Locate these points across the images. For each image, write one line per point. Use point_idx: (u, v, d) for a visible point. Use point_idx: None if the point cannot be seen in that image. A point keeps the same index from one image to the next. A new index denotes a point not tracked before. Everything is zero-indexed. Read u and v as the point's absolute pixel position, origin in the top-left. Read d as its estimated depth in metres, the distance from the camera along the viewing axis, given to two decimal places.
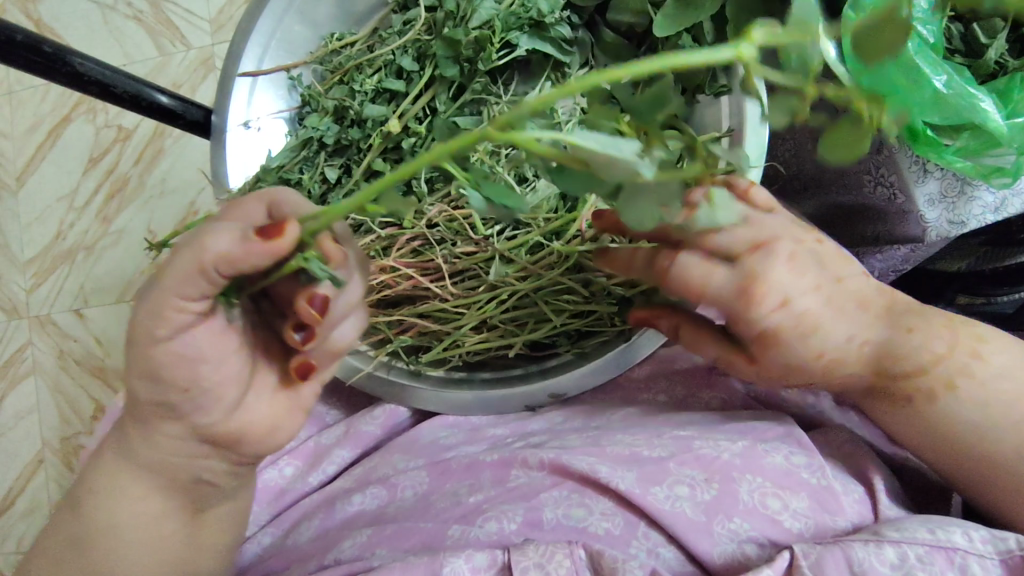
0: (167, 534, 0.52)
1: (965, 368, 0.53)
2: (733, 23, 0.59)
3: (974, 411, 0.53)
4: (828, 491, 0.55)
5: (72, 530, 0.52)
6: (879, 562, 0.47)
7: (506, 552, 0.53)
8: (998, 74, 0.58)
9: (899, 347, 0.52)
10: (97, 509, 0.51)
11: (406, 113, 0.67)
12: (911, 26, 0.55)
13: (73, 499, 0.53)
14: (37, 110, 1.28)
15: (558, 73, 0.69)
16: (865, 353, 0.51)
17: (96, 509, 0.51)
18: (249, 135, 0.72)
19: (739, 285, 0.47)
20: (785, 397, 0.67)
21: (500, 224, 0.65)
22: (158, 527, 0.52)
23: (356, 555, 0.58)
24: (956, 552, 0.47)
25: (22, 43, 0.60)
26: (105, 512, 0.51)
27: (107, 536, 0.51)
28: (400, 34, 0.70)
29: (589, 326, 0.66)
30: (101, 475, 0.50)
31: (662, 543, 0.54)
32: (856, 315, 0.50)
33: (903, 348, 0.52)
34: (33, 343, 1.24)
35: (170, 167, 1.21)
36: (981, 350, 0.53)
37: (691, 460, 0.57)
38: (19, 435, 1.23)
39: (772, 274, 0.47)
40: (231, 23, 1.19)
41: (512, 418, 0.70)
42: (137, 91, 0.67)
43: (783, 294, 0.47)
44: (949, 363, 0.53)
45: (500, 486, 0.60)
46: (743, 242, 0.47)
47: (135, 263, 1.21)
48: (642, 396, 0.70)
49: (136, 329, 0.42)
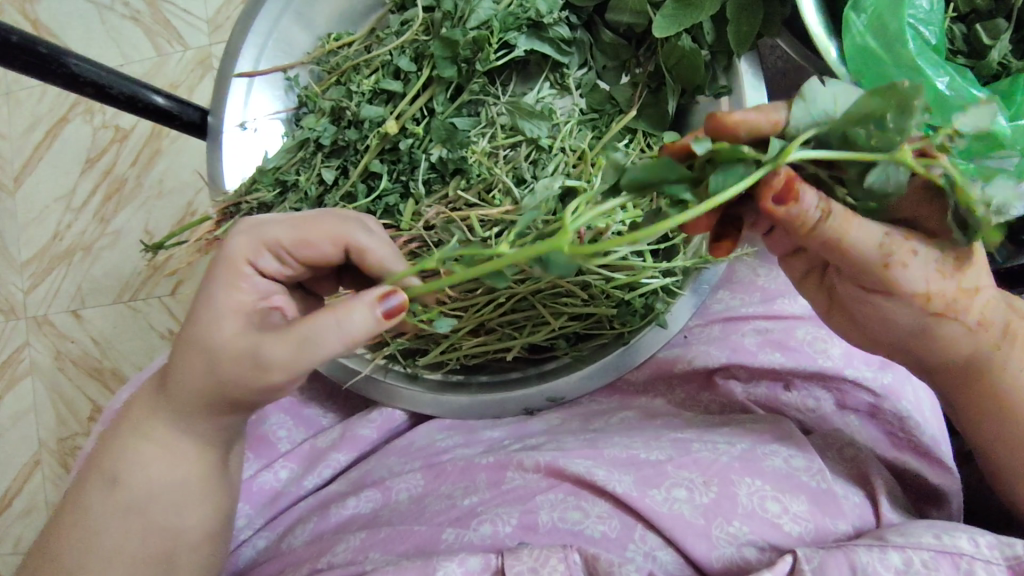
0: (215, 498, 0.57)
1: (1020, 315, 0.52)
2: (733, 24, 0.59)
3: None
4: (829, 495, 0.55)
5: (114, 499, 0.53)
6: (883, 567, 0.47)
7: (500, 556, 0.52)
8: (1002, 76, 0.58)
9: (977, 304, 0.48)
10: (145, 472, 0.53)
11: (403, 114, 0.67)
12: (912, 26, 0.56)
13: (107, 468, 0.54)
14: (35, 110, 1.27)
15: (555, 74, 0.68)
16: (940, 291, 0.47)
17: (143, 473, 0.53)
18: (245, 135, 0.71)
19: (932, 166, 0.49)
20: (785, 401, 0.66)
21: (498, 227, 0.64)
22: (206, 490, 0.56)
23: (349, 559, 0.58)
24: (962, 557, 0.47)
25: (18, 45, 0.60)
26: (155, 475, 0.53)
27: (155, 500, 0.54)
28: (398, 35, 0.69)
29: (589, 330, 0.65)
30: (151, 441, 0.53)
31: (659, 546, 0.53)
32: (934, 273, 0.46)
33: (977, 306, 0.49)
34: (31, 343, 1.23)
35: (167, 168, 1.20)
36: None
37: (689, 464, 0.56)
38: (18, 435, 1.22)
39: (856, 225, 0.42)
40: (230, 23, 1.19)
41: (509, 421, 0.70)
42: (132, 92, 0.67)
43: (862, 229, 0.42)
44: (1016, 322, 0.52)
45: (495, 488, 0.60)
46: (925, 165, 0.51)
47: (132, 264, 1.20)
48: (640, 399, 0.69)
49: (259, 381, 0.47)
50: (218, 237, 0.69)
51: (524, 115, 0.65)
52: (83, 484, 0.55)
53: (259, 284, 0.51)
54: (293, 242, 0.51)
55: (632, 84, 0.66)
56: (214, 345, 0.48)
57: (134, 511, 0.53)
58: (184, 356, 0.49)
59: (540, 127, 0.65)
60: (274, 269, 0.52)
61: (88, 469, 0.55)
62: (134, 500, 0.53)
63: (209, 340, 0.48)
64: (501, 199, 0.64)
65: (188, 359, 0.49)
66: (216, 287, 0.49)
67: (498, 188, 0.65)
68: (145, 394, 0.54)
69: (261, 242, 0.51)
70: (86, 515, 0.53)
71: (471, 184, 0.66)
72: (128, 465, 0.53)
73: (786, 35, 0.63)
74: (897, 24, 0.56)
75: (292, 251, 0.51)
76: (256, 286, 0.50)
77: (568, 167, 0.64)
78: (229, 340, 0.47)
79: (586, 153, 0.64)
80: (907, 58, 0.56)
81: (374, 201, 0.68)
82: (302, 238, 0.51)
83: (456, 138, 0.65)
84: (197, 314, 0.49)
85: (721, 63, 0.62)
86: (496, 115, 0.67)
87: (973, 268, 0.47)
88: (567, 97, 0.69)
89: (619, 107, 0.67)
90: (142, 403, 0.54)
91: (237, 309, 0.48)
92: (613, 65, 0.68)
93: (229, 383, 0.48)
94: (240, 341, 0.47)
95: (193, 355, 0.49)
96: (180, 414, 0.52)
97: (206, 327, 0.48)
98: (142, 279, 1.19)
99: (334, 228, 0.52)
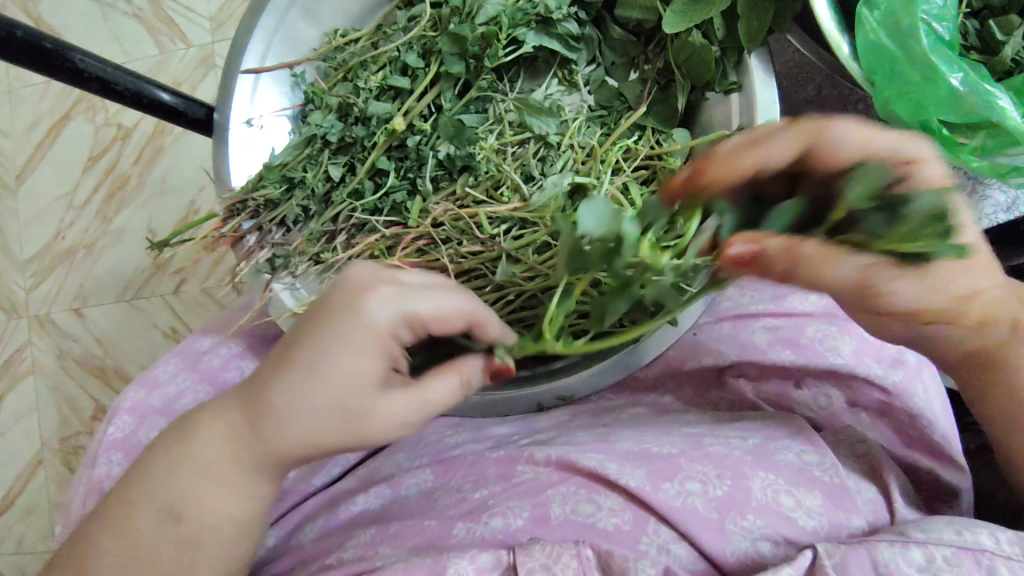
0: (252, 540, 0.56)
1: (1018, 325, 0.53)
2: (744, 19, 0.59)
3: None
4: (843, 489, 0.55)
5: (167, 530, 0.53)
6: (905, 563, 0.46)
7: (512, 552, 0.51)
8: (1015, 71, 0.57)
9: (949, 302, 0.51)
10: (206, 507, 0.53)
11: (411, 111, 0.67)
12: (926, 21, 0.56)
13: (165, 499, 0.53)
14: (37, 108, 1.27)
15: (564, 71, 0.68)
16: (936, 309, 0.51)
17: (201, 509, 0.53)
18: (251, 133, 0.69)
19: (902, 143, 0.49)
20: (796, 398, 0.66)
21: (505, 224, 0.65)
22: (252, 531, 0.55)
23: (357, 555, 0.57)
24: (983, 554, 0.46)
25: (22, 41, 0.60)
26: (216, 513, 0.53)
27: (209, 534, 0.53)
28: (405, 31, 0.69)
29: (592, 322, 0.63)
30: (216, 477, 0.53)
31: (673, 540, 0.52)
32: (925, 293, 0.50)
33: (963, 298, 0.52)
34: (32, 343, 1.23)
35: (171, 166, 1.20)
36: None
37: (703, 457, 0.56)
38: (19, 434, 1.22)
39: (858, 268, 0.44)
40: (231, 20, 1.18)
41: (518, 417, 0.69)
42: (136, 88, 0.66)
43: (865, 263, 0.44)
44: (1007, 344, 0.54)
45: (505, 481, 0.59)
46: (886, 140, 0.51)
47: (134, 262, 1.19)
48: (649, 396, 0.69)
49: (385, 438, 0.49)
50: (225, 235, 0.69)
51: (533, 112, 0.65)
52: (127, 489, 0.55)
53: (394, 351, 0.49)
54: (438, 316, 0.49)
55: (640, 81, 0.66)
56: (343, 407, 0.48)
57: (184, 544, 0.53)
58: (295, 409, 0.49)
59: (548, 123, 0.64)
60: (406, 336, 0.49)
61: (136, 485, 0.54)
62: (188, 535, 0.53)
63: (338, 399, 0.48)
64: (509, 196, 0.65)
65: (300, 413, 0.49)
66: (344, 348, 0.48)
67: (506, 185, 0.65)
68: (210, 423, 0.53)
69: (404, 315, 0.48)
70: (139, 540, 0.53)
71: (479, 181, 0.66)
72: (188, 494, 0.53)
73: (797, 32, 0.62)
74: (909, 22, 0.55)
75: (431, 324, 0.49)
76: (392, 353, 0.49)
77: (576, 164, 0.65)
78: (362, 400, 0.48)
79: (595, 150, 0.64)
80: (920, 55, 0.56)
81: (380, 199, 0.68)
82: (443, 313, 0.49)
83: (463, 135, 0.65)
84: (318, 373, 0.48)
85: (731, 60, 0.62)
86: (503, 111, 0.67)
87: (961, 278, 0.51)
88: (575, 94, 0.69)
89: (628, 103, 0.67)
90: (208, 432, 0.53)
91: (370, 376, 0.48)
92: (621, 62, 0.68)
93: (351, 438, 0.49)
94: (373, 408, 0.48)
95: (316, 415, 0.49)
96: (258, 458, 0.52)
97: (333, 387, 0.48)
98: (145, 277, 1.19)
99: (471, 304, 0.50)
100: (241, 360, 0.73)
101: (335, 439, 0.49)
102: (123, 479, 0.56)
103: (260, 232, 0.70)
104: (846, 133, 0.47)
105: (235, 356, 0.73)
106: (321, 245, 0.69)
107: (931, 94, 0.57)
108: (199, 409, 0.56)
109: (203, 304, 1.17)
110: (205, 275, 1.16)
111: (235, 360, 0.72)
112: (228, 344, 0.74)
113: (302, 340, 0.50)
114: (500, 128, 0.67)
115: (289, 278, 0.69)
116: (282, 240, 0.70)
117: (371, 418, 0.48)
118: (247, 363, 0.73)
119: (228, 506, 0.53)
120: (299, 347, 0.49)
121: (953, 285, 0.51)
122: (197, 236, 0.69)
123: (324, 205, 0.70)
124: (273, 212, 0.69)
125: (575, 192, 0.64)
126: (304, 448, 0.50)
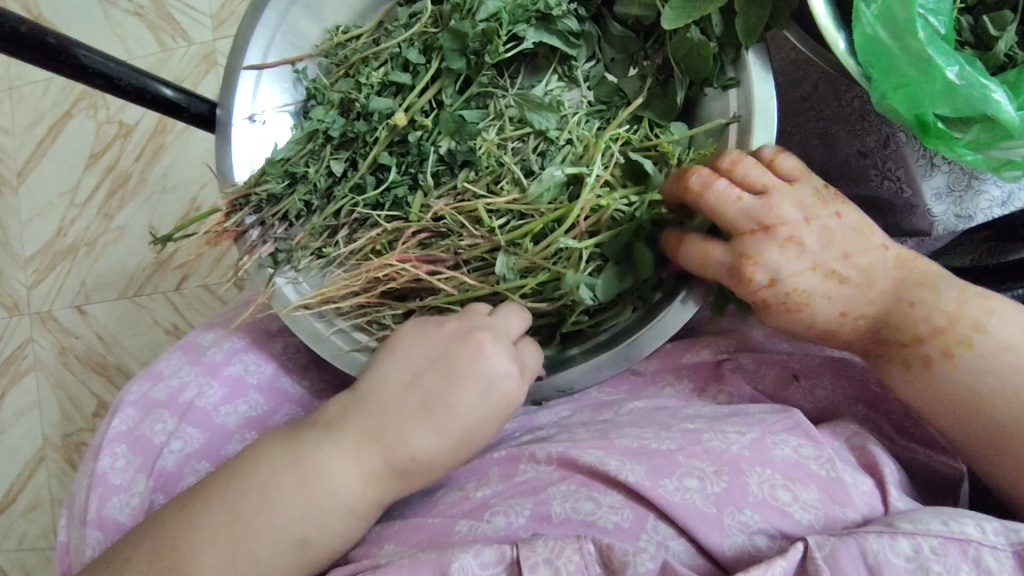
0: (334, 546, 0.57)
1: (966, 341, 0.54)
2: (742, 16, 0.59)
3: (988, 382, 0.54)
4: (838, 483, 0.55)
5: (287, 534, 0.55)
6: (893, 554, 0.47)
7: (515, 547, 0.52)
8: (1009, 66, 0.58)
9: (900, 318, 0.57)
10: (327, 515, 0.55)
11: (412, 106, 0.68)
12: (922, 16, 0.57)
13: (282, 503, 0.55)
14: (38, 106, 1.28)
15: (564, 67, 0.69)
16: (860, 324, 0.59)
17: (321, 519, 0.55)
18: (255, 129, 0.70)
19: (735, 261, 0.58)
20: (791, 388, 0.68)
21: (504, 217, 0.66)
22: (338, 537, 0.56)
23: (364, 553, 0.58)
24: (969, 543, 0.47)
25: (27, 36, 0.61)
26: (331, 522, 0.56)
27: (319, 539, 0.56)
28: (405, 27, 0.70)
29: (601, 302, 0.64)
30: (334, 490, 0.56)
31: (671, 536, 0.53)
32: (851, 290, 0.58)
33: (903, 319, 0.57)
34: (34, 339, 1.23)
35: (171, 164, 1.20)
36: (984, 322, 0.55)
37: (701, 453, 0.56)
38: (20, 429, 1.22)
39: (784, 318, 0.60)
40: (231, 18, 1.19)
41: (519, 413, 0.71)
42: (141, 84, 0.67)
43: (773, 273, 0.58)
44: (948, 335, 0.55)
45: (508, 480, 0.60)
46: (745, 218, 0.58)
47: (136, 259, 1.20)
48: (648, 390, 0.70)
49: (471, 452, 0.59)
50: (229, 229, 0.70)
51: (533, 107, 0.66)
52: (203, 493, 0.57)
53: (503, 382, 0.58)
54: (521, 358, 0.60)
55: (640, 77, 0.67)
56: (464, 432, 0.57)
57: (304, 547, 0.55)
58: (437, 451, 0.57)
59: (548, 119, 0.65)
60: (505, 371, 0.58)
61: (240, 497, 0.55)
62: (308, 541, 0.55)
63: (472, 444, 0.58)
64: (509, 189, 0.65)
65: (441, 455, 0.57)
66: (482, 400, 0.57)
67: (507, 179, 0.66)
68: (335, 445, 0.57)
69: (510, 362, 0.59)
70: (263, 548, 0.55)
71: (479, 176, 0.67)
72: (326, 507, 0.55)
73: (795, 30, 0.62)
74: (906, 15, 0.56)
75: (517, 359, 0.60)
76: (502, 386, 0.58)
77: (575, 158, 0.66)
78: (473, 429, 0.57)
79: (593, 144, 0.65)
80: (917, 51, 0.56)
81: (382, 194, 0.69)
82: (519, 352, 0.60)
83: (466, 130, 0.66)
84: (459, 424, 0.57)
85: (730, 56, 0.62)
86: (504, 107, 0.68)
87: (858, 258, 0.59)
88: (575, 90, 0.69)
89: (626, 99, 0.68)
90: (335, 452, 0.56)
91: (489, 408, 0.58)
92: (621, 58, 0.68)
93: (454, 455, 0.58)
94: (477, 433, 0.58)
95: (444, 439, 0.57)
96: (387, 474, 0.57)
97: (464, 420, 0.57)
98: (146, 275, 1.19)
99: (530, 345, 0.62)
100: (244, 355, 0.74)
101: (446, 452, 0.57)
102: (233, 494, 0.56)
103: (263, 227, 0.70)
104: (694, 241, 0.60)
105: (239, 351, 0.74)
106: (324, 240, 0.70)
107: (928, 88, 0.57)
108: (310, 428, 0.59)
109: (204, 301, 1.17)
110: (206, 272, 1.16)
111: (236, 355, 0.73)
112: (232, 339, 0.74)
113: (441, 391, 0.58)
114: (502, 121, 0.67)
115: (292, 273, 0.70)
116: (284, 234, 0.70)
117: (475, 437, 0.58)
118: (249, 357, 0.73)
119: (352, 523, 0.56)
120: (430, 387, 0.58)
121: (875, 265, 0.59)
122: (199, 232, 0.70)
123: (327, 200, 0.71)
124: (277, 206, 0.69)
125: (573, 183, 0.65)
126: (433, 473, 0.58)
